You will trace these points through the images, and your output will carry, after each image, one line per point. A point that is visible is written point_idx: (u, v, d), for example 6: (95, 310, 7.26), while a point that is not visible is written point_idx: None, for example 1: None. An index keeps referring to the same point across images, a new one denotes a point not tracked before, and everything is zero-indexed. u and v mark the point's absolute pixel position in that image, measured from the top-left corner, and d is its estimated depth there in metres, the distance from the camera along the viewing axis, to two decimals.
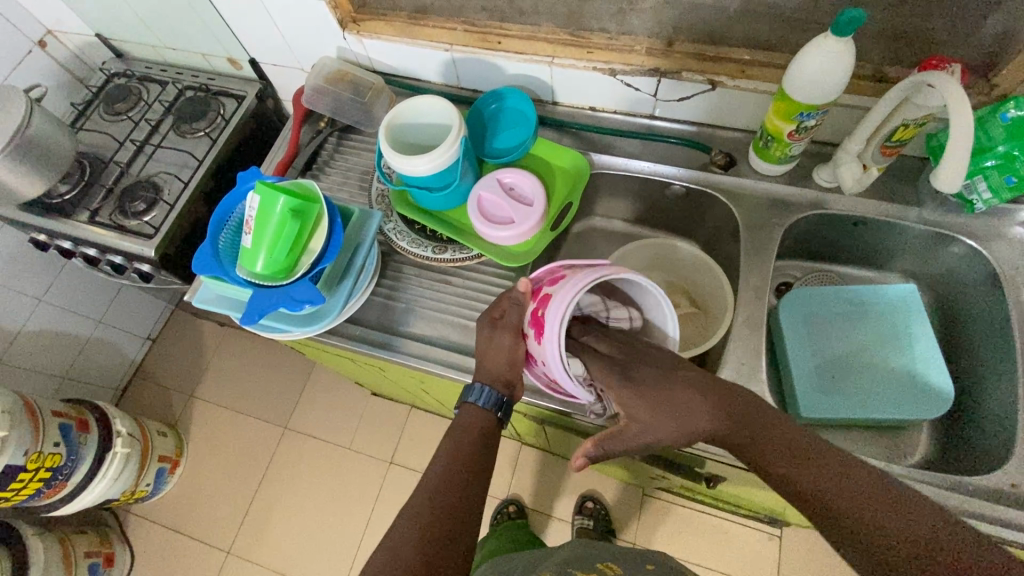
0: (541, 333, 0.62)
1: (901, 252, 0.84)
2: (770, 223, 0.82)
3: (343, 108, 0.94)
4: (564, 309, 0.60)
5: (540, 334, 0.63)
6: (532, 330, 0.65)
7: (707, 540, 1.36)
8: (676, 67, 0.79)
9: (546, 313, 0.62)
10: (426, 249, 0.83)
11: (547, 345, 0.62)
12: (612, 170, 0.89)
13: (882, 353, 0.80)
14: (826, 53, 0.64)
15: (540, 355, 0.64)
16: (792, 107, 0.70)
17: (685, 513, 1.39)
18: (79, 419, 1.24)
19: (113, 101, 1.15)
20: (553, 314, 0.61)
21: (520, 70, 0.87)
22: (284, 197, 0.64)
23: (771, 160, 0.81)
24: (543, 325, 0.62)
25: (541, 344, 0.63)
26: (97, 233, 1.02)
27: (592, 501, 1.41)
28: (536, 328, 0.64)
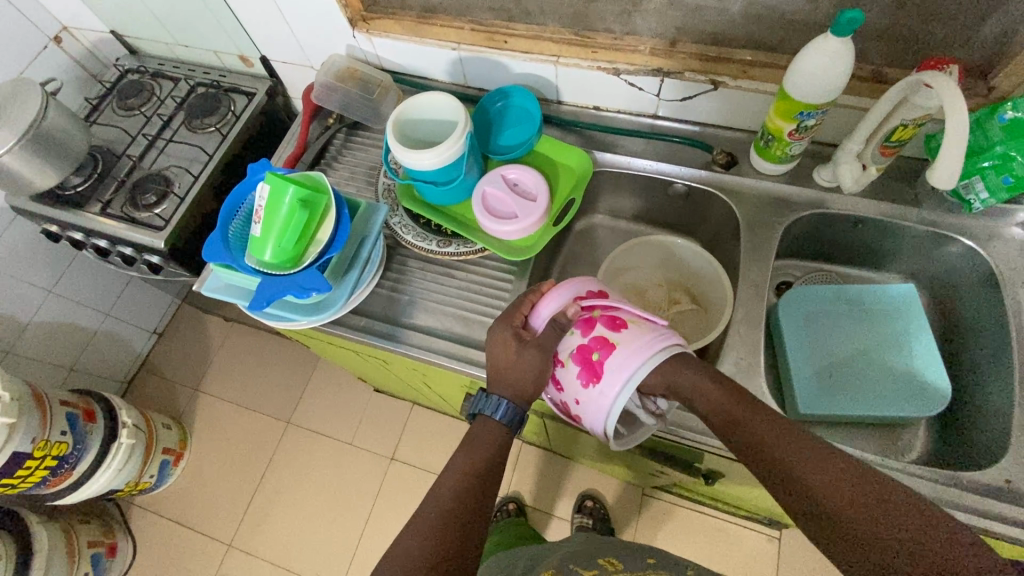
0: (595, 379, 0.60)
1: (900, 252, 0.85)
2: (771, 222, 0.83)
3: (352, 104, 0.96)
4: (638, 372, 0.58)
5: (593, 380, 0.60)
6: (577, 368, 0.62)
7: (706, 540, 1.36)
8: (679, 67, 0.81)
9: (606, 362, 0.60)
10: (430, 242, 0.85)
11: (599, 394, 0.60)
12: (615, 168, 0.90)
13: (880, 351, 0.81)
14: (826, 53, 0.65)
15: (581, 391, 0.61)
16: (792, 106, 0.72)
17: (685, 513, 1.39)
18: (85, 409, 1.26)
19: (126, 96, 1.17)
20: (617, 369, 0.59)
21: (526, 69, 0.89)
22: (293, 187, 0.66)
23: (772, 160, 0.82)
24: (600, 374, 0.60)
25: (587, 388, 0.61)
26: (109, 225, 1.04)
27: (591, 500, 1.42)
28: (587, 372, 0.61)
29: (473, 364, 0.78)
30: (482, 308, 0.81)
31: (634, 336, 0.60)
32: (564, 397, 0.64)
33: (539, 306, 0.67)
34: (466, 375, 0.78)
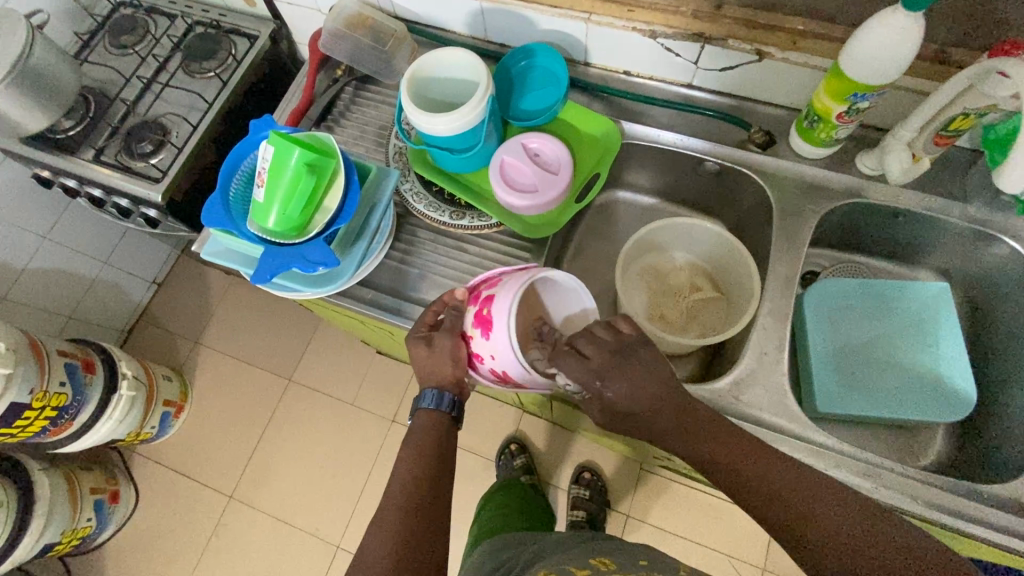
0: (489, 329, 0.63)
1: (937, 248, 0.81)
2: (805, 210, 0.78)
3: (362, 55, 0.89)
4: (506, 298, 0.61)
5: (489, 330, 0.63)
6: (478, 330, 0.65)
7: (700, 517, 1.38)
8: (722, 34, 0.74)
9: (491, 308, 0.63)
10: (442, 213, 0.80)
11: (499, 338, 0.62)
12: (642, 141, 0.84)
13: (905, 351, 0.79)
14: (893, 28, 0.59)
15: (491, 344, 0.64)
16: (846, 86, 0.65)
17: (680, 490, 1.41)
18: (84, 360, 1.24)
19: (119, 33, 1.09)
20: (499, 309, 0.62)
21: (554, 25, 0.82)
22: (298, 149, 0.61)
23: (813, 143, 0.76)
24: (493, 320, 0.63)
25: (489, 340, 0.63)
26: (103, 173, 0.98)
27: (589, 472, 1.43)
28: (482, 325, 0.64)
29: (396, 316, 0.77)
30: None
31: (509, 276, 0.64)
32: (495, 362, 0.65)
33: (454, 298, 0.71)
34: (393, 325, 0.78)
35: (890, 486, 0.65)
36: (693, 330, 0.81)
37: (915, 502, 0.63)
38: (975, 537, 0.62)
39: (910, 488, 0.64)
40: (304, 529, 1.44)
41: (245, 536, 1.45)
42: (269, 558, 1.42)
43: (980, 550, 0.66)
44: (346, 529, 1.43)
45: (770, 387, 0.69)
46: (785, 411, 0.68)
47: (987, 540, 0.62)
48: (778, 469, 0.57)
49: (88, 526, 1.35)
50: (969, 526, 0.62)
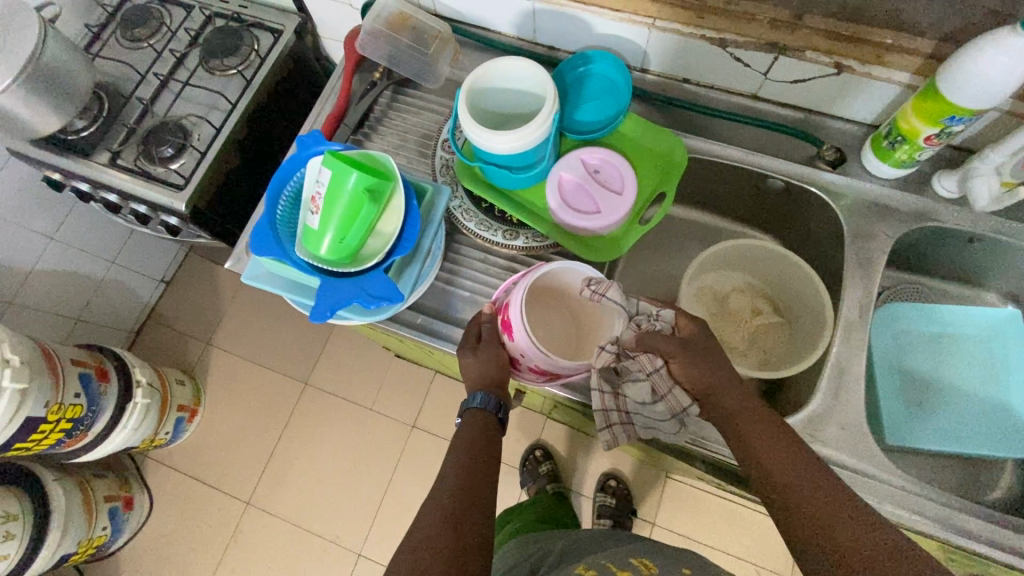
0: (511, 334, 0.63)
1: (1008, 273, 0.78)
2: (878, 234, 0.74)
3: (403, 57, 0.83)
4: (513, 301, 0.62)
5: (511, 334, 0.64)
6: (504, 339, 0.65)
7: (727, 526, 1.36)
8: (801, 45, 0.69)
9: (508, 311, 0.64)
10: (495, 233, 0.75)
11: (520, 337, 0.62)
12: (703, 155, 0.79)
13: (973, 381, 0.76)
14: (1010, 51, 0.54)
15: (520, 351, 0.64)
16: (942, 109, 0.61)
17: (708, 499, 1.39)
18: (98, 368, 1.19)
19: (132, 25, 1.01)
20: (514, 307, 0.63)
21: (613, 30, 0.77)
22: (357, 173, 0.55)
23: (892, 163, 0.71)
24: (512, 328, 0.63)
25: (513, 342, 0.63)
26: (120, 179, 0.92)
27: (614, 480, 1.41)
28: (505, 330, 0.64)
29: (443, 339, 0.73)
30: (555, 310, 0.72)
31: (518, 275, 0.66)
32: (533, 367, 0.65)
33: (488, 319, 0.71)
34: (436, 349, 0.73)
35: (971, 530, 0.62)
36: (754, 355, 0.78)
37: (998, 547, 0.61)
38: None
39: (992, 533, 0.62)
40: (324, 537, 1.41)
41: (264, 543, 1.42)
42: (288, 565, 1.40)
43: None
44: (367, 537, 1.41)
45: (843, 424, 0.67)
46: (859, 449, 0.65)
47: None
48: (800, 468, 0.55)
49: (103, 535, 1.31)
50: None
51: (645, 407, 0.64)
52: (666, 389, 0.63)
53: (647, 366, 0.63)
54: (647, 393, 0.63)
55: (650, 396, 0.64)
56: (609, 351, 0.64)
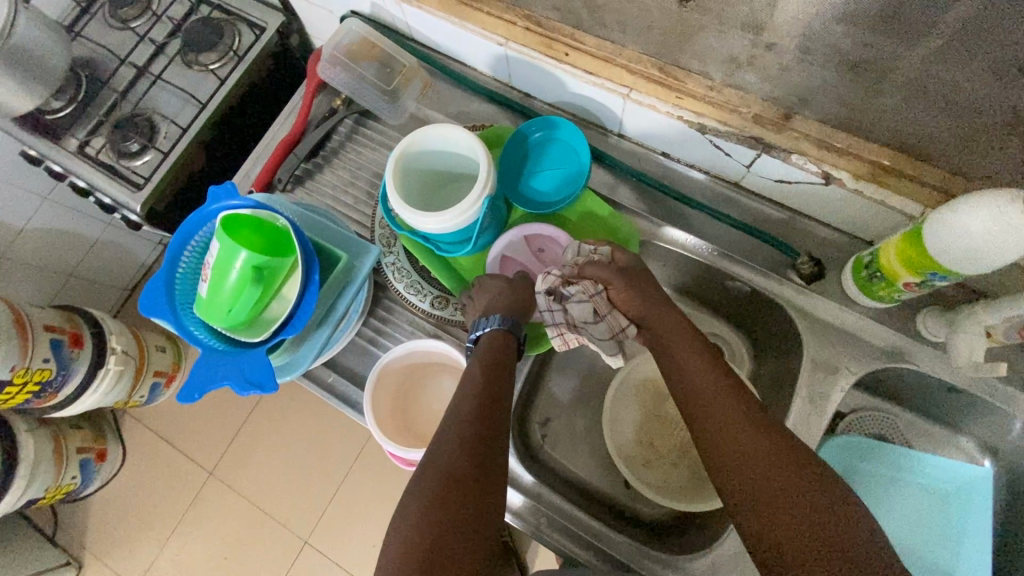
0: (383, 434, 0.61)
1: (989, 428, 0.68)
2: (841, 366, 0.66)
3: (364, 90, 0.78)
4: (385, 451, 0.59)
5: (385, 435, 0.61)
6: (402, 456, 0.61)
7: None
8: (786, 146, 0.59)
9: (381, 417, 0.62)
10: (423, 299, 0.70)
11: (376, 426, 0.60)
12: (670, 246, 0.72)
13: (920, 541, 0.68)
14: (1003, 222, 0.45)
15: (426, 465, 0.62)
16: (925, 261, 0.52)
17: None
18: (73, 334, 1.22)
19: (119, 4, 0.99)
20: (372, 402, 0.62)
21: (586, 91, 0.69)
22: (248, 251, 0.52)
23: (870, 295, 0.63)
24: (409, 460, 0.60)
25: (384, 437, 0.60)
26: (84, 168, 0.91)
27: None
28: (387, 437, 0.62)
29: (350, 404, 0.69)
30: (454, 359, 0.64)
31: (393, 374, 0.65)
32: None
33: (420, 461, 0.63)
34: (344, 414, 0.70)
35: None
36: (683, 468, 0.72)
37: None
38: None
39: None
40: (275, 519, 1.46)
41: (220, 515, 1.47)
42: (238, 539, 1.45)
43: None
44: (315, 527, 1.44)
45: None
46: None
47: None
48: (700, 363, 0.56)
49: (72, 484, 1.38)
50: None
51: (588, 325, 0.63)
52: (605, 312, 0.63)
53: (589, 290, 0.62)
54: (590, 312, 0.62)
55: (594, 316, 0.63)
56: (553, 276, 0.63)
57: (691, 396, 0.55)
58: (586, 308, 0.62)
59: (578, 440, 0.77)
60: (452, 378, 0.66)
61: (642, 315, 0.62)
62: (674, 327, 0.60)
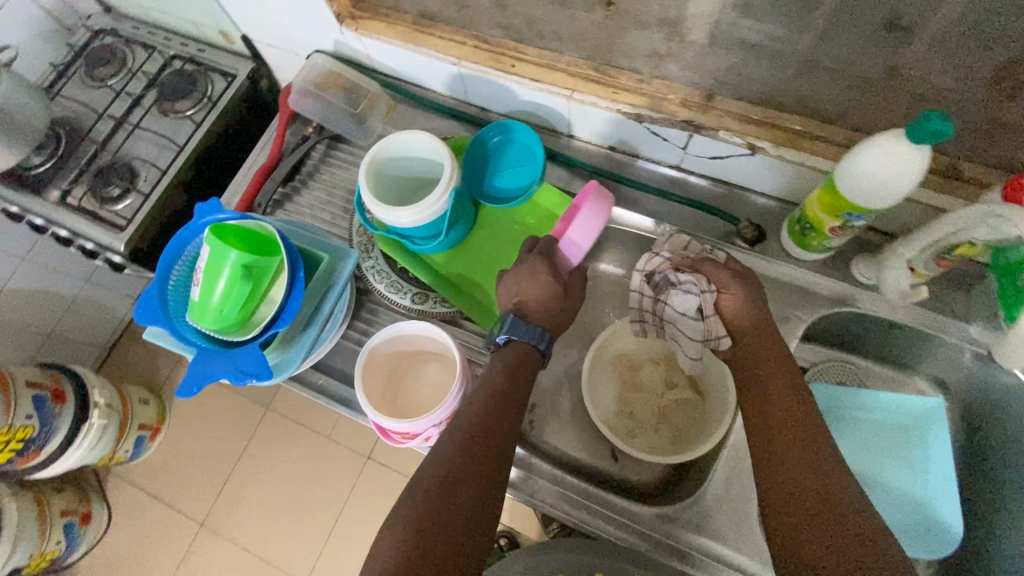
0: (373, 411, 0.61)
1: (933, 361, 0.75)
2: (792, 316, 0.72)
3: (333, 115, 0.85)
4: (368, 420, 0.59)
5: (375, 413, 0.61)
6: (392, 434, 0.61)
7: None
8: (712, 124, 0.66)
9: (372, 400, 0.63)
10: (405, 296, 0.75)
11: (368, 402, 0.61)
12: (625, 227, 0.78)
13: (891, 470, 0.73)
14: (895, 157, 0.53)
15: (416, 436, 0.61)
16: (840, 204, 0.60)
17: None
18: (55, 390, 1.22)
19: (95, 65, 1.05)
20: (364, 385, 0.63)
21: (534, 97, 0.77)
22: (236, 251, 0.57)
23: (805, 247, 0.70)
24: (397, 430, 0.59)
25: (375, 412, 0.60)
26: (67, 216, 0.95)
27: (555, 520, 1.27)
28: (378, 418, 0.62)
29: (341, 401, 0.72)
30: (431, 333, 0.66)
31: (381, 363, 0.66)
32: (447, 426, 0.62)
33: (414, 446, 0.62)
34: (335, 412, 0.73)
35: None
36: (664, 431, 0.76)
37: None
38: None
39: None
40: (271, 563, 1.42)
41: (214, 566, 1.43)
42: None
43: None
44: (313, 567, 1.41)
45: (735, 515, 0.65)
46: (748, 543, 0.64)
47: None
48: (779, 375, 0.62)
49: (57, 550, 1.34)
50: None
51: (685, 317, 0.71)
52: (711, 312, 0.68)
53: (701, 286, 0.68)
54: (693, 307, 0.69)
55: (692, 311, 0.70)
56: (663, 258, 0.72)
57: (755, 396, 0.62)
58: (690, 300, 0.69)
59: (564, 420, 0.81)
60: (435, 361, 0.68)
61: (743, 331, 0.66)
62: (762, 347, 0.64)
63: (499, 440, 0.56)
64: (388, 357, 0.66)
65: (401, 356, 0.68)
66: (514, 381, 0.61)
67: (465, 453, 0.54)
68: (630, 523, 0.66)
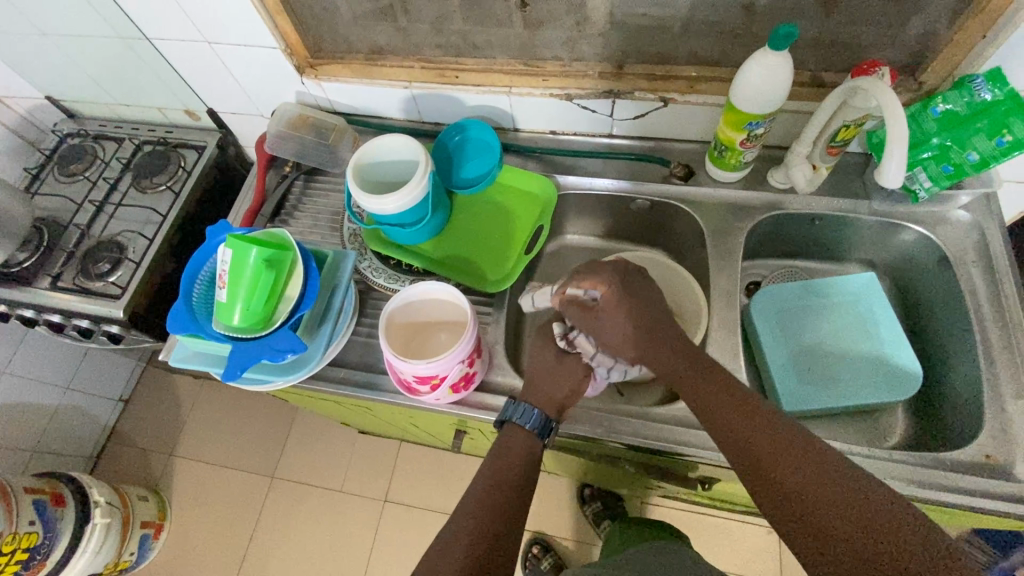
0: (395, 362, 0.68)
1: (858, 244, 0.88)
2: (734, 228, 0.85)
3: (307, 151, 0.95)
4: (388, 364, 0.65)
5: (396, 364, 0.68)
6: (415, 383, 0.68)
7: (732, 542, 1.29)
8: (628, 88, 0.83)
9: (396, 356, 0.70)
10: (403, 283, 0.83)
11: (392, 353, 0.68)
12: (579, 190, 0.92)
13: (850, 339, 0.83)
14: (768, 66, 0.68)
15: (435, 384, 0.67)
16: (741, 117, 0.74)
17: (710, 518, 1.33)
18: (53, 494, 1.19)
19: (68, 163, 1.13)
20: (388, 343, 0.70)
21: (480, 101, 0.90)
22: (256, 248, 0.64)
23: (727, 168, 0.84)
24: (419, 374, 0.65)
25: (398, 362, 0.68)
26: (62, 299, 0.99)
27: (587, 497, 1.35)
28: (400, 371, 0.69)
29: (364, 387, 0.77)
30: (443, 301, 0.73)
31: (400, 328, 0.73)
32: (467, 367, 0.69)
33: (434, 392, 0.68)
34: (360, 399, 0.78)
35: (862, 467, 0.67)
36: None
37: (888, 480, 0.66)
38: (953, 505, 0.65)
39: (880, 468, 0.67)
40: None
41: None
42: None
43: (968, 518, 0.68)
44: None
45: None
46: None
47: (962, 507, 0.64)
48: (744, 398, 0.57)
49: None
50: (944, 496, 0.65)
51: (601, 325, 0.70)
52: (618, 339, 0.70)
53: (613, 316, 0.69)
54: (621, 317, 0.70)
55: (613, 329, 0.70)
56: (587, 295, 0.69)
57: (739, 436, 0.55)
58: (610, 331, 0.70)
59: None
60: (448, 331, 0.74)
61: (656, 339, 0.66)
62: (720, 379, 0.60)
63: (513, 494, 0.61)
64: (404, 325, 0.74)
65: (416, 325, 0.75)
66: (511, 454, 0.65)
67: (480, 515, 0.59)
68: (647, 426, 0.73)
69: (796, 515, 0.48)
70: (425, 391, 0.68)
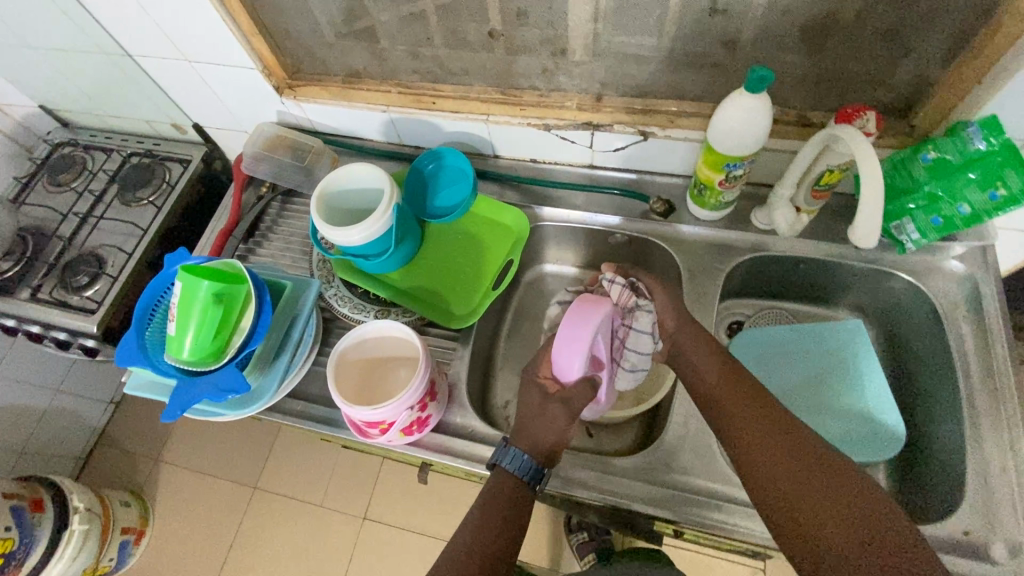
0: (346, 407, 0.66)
1: (845, 289, 0.84)
2: (714, 269, 0.82)
3: (284, 172, 0.94)
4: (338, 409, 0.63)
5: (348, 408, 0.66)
6: (367, 428, 0.66)
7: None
8: (607, 121, 0.80)
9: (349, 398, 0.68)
10: (368, 314, 0.82)
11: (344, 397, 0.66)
12: (556, 222, 0.89)
13: (831, 391, 0.79)
14: (744, 108, 0.65)
15: (386, 427, 0.65)
16: (718, 158, 0.71)
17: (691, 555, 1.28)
18: (33, 499, 1.20)
19: (57, 172, 1.14)
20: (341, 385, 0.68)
21: (457, 127, 0.88)
22: (207, 282, 0.63)
23: (707, 207, 0.81)
24: (366, 419, 0.63)
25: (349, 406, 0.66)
26: (39, 311, 0.99)
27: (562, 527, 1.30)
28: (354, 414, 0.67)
29: (321, 421, 0.76)
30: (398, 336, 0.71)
31: (355, 367, 0.71)
32: (418, 411, 0.67)
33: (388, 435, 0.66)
34: (316, 433, 0.76)
35: None
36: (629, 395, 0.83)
37: None
38: None
39: None
40: None
41: None
42: None
43: None
44: None
45: (699, 450, 0.71)
46: (715, 472, 0.69)
47: None
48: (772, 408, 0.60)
49: None
50: None
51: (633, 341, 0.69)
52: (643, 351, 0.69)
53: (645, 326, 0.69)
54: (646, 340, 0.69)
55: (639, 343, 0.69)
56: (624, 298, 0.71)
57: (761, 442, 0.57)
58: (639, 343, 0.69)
59: None
60: (407, 367, 0.73)
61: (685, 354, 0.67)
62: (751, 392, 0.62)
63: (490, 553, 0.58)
64: (360, 363, 0.72)
65: (373, 362, 0.73)
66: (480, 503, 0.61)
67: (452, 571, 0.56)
68: (606, 478, 0.70)
69: (803, 525, 0.51)
70: (378, 435, 0.66)
